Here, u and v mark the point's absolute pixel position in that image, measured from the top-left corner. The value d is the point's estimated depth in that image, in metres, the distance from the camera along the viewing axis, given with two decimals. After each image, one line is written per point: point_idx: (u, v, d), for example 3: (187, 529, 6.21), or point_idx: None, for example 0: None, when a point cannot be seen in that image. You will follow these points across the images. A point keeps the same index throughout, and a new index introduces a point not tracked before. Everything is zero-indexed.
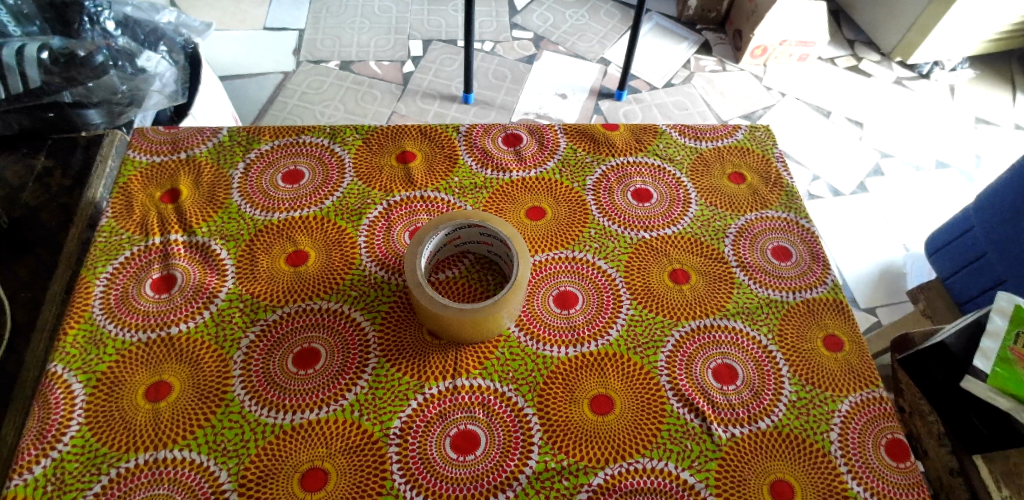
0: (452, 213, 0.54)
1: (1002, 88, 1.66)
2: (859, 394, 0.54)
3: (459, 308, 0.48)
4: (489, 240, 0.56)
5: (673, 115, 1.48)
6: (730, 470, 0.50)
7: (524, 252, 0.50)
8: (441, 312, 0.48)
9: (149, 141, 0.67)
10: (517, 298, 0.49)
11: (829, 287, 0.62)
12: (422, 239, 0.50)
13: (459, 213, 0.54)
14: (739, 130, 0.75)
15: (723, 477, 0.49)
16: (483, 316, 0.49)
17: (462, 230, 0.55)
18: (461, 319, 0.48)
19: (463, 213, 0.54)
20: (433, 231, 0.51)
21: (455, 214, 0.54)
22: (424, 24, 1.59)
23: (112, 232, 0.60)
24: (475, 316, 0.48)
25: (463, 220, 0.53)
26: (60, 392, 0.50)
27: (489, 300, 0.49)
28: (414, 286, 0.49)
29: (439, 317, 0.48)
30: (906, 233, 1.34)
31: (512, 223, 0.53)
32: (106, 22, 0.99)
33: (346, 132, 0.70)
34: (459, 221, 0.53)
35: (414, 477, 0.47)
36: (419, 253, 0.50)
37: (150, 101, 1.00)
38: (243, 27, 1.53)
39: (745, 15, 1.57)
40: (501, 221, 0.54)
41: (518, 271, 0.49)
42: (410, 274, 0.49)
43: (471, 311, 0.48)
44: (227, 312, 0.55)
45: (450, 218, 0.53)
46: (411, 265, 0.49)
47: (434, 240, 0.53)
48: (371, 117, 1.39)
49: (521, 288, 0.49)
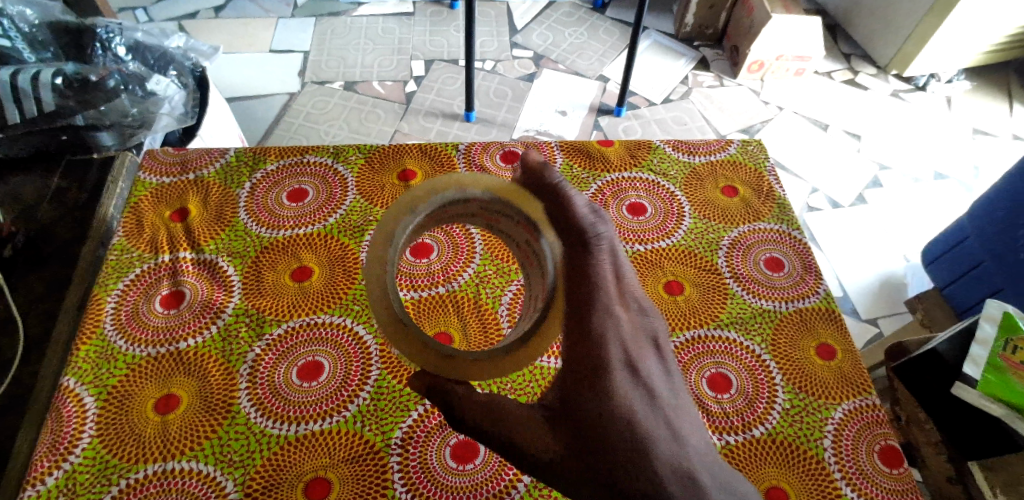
0: (434, 183, 0.43)
1: (999, 99, 1.68)
2: (853, 401, 0.56)
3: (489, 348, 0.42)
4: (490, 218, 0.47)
5: (672, 130, 1.50)
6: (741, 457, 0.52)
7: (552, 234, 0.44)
8: (451, 358, 0.41)
9: (159, 163, 0.70)
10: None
11: (822, 296, 0.63)
12: (399, 228, 0.41)
13: (445, 183, 0.43)
14: (731, 144, 0.77)
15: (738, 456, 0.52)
16: (538, 340, 0.42)
17: (452, 208, 0.44)
18: (492, 368, 0.41)
19: (450, 183, 0.43)
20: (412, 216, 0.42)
21: (438, 186, 0.43)
22: (426, 44, 1.63)
23: (123, 250, 0.62)
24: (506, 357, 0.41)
25: (454, 193, 0.43)
26: (73, 405, 0.51)
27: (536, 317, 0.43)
28: (387, 313, 0.40)
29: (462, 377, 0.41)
30: (906, 243, 1.35)
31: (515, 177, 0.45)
32: (117, 48, 1.01)
33: (349, 151, 0.72)
34: (449, 197, 0.43)
35: (415, 486, 0.49)
36: (395, 255, 0.40)
37: (160, 123, 0.98)
38: (249, 50, 1.57)
39: (741, 31, 1.60)
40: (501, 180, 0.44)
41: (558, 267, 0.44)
42: (381, 288, 0.40)
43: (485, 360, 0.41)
44: (233, 327, 0.57)
45: (436, 196, 0.42)
46: (383, 273, 0.40)
47: (415, 226, 0.43)
48: (375, 135, 1.42)
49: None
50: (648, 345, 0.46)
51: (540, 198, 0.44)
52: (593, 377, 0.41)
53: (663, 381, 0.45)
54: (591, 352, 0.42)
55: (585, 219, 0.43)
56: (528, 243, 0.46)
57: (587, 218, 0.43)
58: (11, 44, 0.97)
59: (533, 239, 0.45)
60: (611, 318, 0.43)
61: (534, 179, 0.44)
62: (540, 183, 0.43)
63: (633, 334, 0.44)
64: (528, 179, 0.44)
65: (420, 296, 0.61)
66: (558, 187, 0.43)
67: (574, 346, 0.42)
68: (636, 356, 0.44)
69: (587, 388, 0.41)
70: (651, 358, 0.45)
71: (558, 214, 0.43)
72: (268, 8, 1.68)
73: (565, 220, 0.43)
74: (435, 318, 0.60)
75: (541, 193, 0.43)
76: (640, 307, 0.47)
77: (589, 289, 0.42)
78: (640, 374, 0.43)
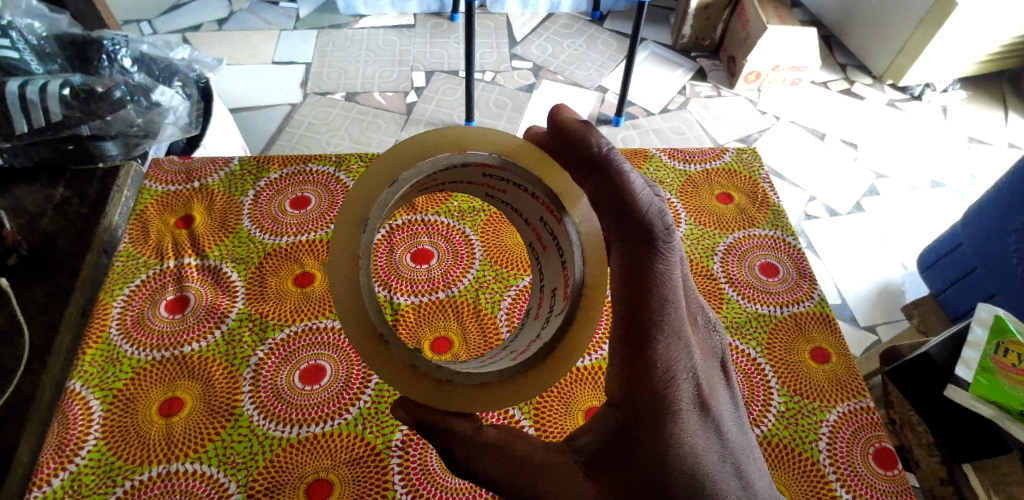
0: (421, 142, 0.38)
1: (994, 108, 1.70)
2: (847, 404, 0.56)
3: (499, 371, 0.39)
4: (495, 180, 0.44)
5: (670, 139, 1.52)
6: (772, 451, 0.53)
7: (578, 208, 0.40)
8: (449, 385, 0.38)
9: (164, 172, 0.71)
10: (604, 291, 0.40)
11: (816, 301, 0.64)
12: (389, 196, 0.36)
13: (437, 143, 0.38)
14: (727, 152, 0.78)
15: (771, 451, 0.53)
16: (567, 350, 0.40)
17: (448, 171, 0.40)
18: (501, 399, 0.38)
19: (442, 143, 0.38)
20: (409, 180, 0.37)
21: (428, 147, 0.38)
22: (426, 56, 1.65)
23: (129, 256, 0.63)
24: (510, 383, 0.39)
25: (450, 156, 0.38)
26: (79, 408, 0.52)
27: (565, 313, 0.40)
28: (359, 324, 0.35)
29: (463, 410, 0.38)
30: (903, 251, 1.36)
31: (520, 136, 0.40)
32: (123, 59, 1.01)
33: (350, 160, 0.74)
34: (441, 161, 0.38)
35: (415, 487, 0.50)
36: (371, 239, 0.35)
37: (165, 133, 1.00)
38: (252, 62, 1.59)
39: (738, 42, 1.62)
40: (504, 136, 0.39)
41: (587, 251, 0.40)
42: (354, 291, 0.35)
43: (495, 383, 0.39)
44: (237, 331, 0.58)
45: (425, 161, 0.37)
46: (355, 269, 0.35)
47: (398, 196, 0.37)
48: (376, 145, 1.44)
49: (603, 287, 0.40)
50: (717, 370, 0.42)
51: (589, 173, 0.37)
52: (657, 420, 0.36)
53: (732, 416, 0.40)
54: (658, 389, 0.36)
55: (652, 214, 0.36)
56: (541, 215, 0.44)
57: (653, 210, 0.36)
58: (20, 56, 0.95)
59: (553, 215, 0.41)
60: (682, 345, 0.37)
61: (580, 148, 0.37)
62: (588, 155, 0.37)
63: (703, 363, 0.40)
64: (571, 147, 0.38)
65: (420, 301, 0.62)
66: (615, 161, 0.36)
67: (632, 380, 0.37)
68: (706, 390, 0.39)
69: (647, 429, 0.36)
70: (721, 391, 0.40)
71: (618, 197, 0.36)
72: (271, 20, 1.71)
73: (630, 216, 0.36)
74: (434, 322, 0.61)
75: (589, 166, 0.37)
76: (704, 323, 0.44)
77: (656, 306, 0.35)
78: (711, 413, 0.38)
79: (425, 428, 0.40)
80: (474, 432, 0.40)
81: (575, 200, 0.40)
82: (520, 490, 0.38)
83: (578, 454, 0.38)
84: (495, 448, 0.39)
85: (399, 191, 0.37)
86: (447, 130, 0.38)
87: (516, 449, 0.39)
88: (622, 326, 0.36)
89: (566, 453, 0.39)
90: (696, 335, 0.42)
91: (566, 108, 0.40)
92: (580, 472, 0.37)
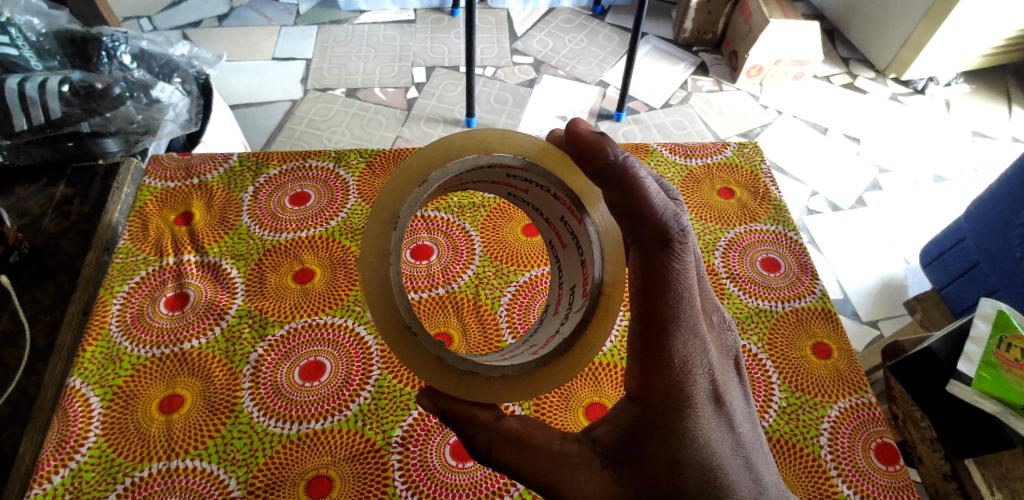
0: (448, 144, 0.38)
1: (998, 101, 1.69)
2: (848, 400, 0.56)
3: (519, 364, 0.39)
4: (517, 180, 0.44)
5: (671, 134, 1.51)
6: (779, 445, 0.53)
7: (597, 211, 0.40)
8: (471, 376, 0.38)
9: (163, 168, 0.71)
10: (622, 290, 0.41)
11: (818, 296, 0.64)
12: (404, 195, 0.36)
13: (462, 145, 0.38)
14: (727, 147, 0.78)
15: (778, 445, 0.53)
16: (582, 348, 0.40)
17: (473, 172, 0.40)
18: (522, 389, 0.39)
19: (467, 145, 0.38)
20: (435, 179, 0.37)
21: (454, 150, 0.38)
22: (427, 51, 1.64)
23: (129, 253, 0.63)
24: (532, 381, 0.39)
25: (476, 157, 0.38)
26: (79, 406, 0.52)
27: (582, 312, 0.40)
28: (388, 321, 0.36)
29: (487, 400, 0.38)
30: (906, 246, 1.36)
31: (541, 137, 0.41)
32: (123, 56, 1.00)
33: (350, 155, 0.73)
34: (468, 161, 0.38)
35: (416, 483, 0.50)
36: (400, 239, 0.36)
37: (165, 130, 0.97)
38: (252, 58, 1.59)
39: (739, 37, 1.62)
40: (528, 139, 0.40)
41: (605, 251, 0.40)
42: (382, 288, 0.35)
43: (517, 379, 0.39)
44: (236, 328, 0.58)
45: (452, 162, 0.37)
46: (384, 266, 0.35)
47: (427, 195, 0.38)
48: (377, 141, 1.43)
49: (618, 285, 0.41)
50: (730, 367, 0.41)
51: (601, 183, 0.36)
52: (671, 416, 0.36)
53: (743, 412, 0.40)
54: (672, 384, 0.36)
55: (666, 216, 0.35)
56: (562, 214, 0.44)
57: (668, 212, 0.35)
58: (19, 53, 0.94)
59: (573, 215, 0.42)
60: (696, 339, 0.36)
61: (591, 159, 0.36)
62: (601, 163, 0.35)
63: (717, 360, 0.40)
64: (582, 158, 0.36)
65: (421, 297, 0.62)
66: (630, 169, 0.35)
67: (649, 376, 0.36)
68: (720, 385, 0.38)
69: (659, 429, 0.36)
70: (734, 388, 0.40)
71: (630, 206, 0.35)
72: (271, 16, 1.70)
73: (644, 218, 0.35)
74: (435, 319, 0.60)
75: (603, 177, 0.36)
76: (719, 323, 0.43)
77: (671, 305, 0.35)
78: (725, 407, 0.38)
79: (448, 417, 0.39)
80: (493, 420, 0.39)
81: (594, 202, 0.41)
82: (540, 479, 0.37)
83: (594, 445, 0.38)
84: (514, 436, 0.38)
85: (428, 190, 0.37)
86: (472, 133, 0.39)
87: (533, 438, 0.38)
88: (640, 326, 0.36)
89: (582, 443, 0.38)
90: (709, 333, 0.41)
91: (582, 120, 0.38)
92: (598, 465, 0.37)
